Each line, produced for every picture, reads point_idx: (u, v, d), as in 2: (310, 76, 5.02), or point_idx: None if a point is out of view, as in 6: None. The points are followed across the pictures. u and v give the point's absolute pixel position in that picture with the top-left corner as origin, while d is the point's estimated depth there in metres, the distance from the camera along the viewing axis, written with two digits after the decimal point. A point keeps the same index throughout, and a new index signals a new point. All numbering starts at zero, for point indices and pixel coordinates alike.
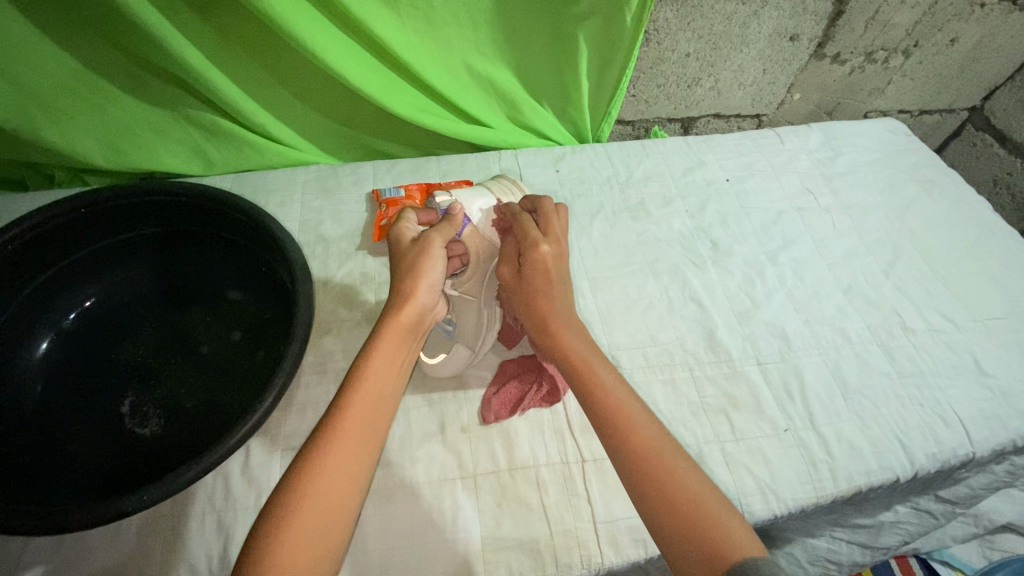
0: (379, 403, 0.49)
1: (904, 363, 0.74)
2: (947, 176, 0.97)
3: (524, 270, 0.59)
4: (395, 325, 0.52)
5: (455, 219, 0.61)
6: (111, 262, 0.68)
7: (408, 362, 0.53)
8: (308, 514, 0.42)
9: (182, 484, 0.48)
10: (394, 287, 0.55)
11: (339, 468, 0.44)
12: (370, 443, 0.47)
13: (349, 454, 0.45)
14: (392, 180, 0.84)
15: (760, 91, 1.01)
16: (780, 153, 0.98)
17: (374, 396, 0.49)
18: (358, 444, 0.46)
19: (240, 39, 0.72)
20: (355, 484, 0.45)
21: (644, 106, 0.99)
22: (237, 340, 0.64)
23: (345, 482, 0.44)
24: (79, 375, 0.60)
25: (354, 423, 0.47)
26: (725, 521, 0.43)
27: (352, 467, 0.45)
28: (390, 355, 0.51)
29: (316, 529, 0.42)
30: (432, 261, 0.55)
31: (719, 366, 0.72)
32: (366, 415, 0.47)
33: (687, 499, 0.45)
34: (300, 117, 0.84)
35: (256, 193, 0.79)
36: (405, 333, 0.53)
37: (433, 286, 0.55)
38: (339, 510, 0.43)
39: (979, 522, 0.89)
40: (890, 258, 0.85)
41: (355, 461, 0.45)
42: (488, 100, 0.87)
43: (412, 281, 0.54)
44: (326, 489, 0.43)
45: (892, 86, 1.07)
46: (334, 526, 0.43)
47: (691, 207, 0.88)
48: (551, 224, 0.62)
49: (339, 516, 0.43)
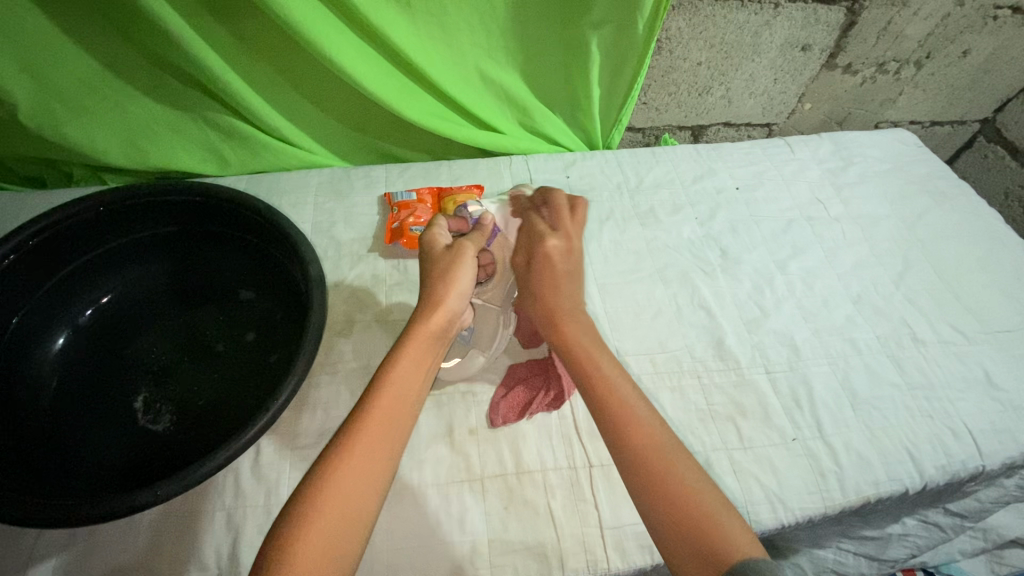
0: (407, 401, 0.50)
1: (913, 374, 0.74)
2: (959, 188, 0.97)
3: (532, 259, 0.63)
4: (425, 326, 0.54)
5: (486, 229, 0.65)
6: (127, 261, 0.69)
7: (434, 364, 0.54)
8: (336, 505, 0.43)
9: (195, 480, 0.49)
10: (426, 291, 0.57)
11: (366, 461, 0.45)
12: (396, 439, 0.48)
13: (376, 450, 0.46)
14: (403, 183, 0.84)
15: (771, 100, 1.02)
16: (791, 162, 0.98)
17: (404, 395, 0.50)
18: (384, 441, 0.47)
19: (257, 43, 0.73)
20: (380, 477, 0.45)
21: (654, 114, 1.00)
22: (249, 340, 0.64)
23: (371, 474, 0.45)
24: (94, 371, 0.61)
25: (381, 419, 0.48)
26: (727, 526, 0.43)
27: (379, 461, 0.46)
28: (418, 355, 0.53)
29: (344, 518, 0.42)
30: (465, 269, 0.58)
31: (727, 374, 0.72)
32: (394, 414, 0.48)
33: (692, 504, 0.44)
34: (314, 120, 0.85)
35: (269, 195, 0.80)
36: (434, 336, 0.55)
37: (463, 293, 0.58)
38: (365, 502, 0.44)
39: (988, 536, 0.88)
40: (901, 268, 0.85)
41: (380, 459, 0.46)
42: (500, 106, 0.87)
43: (445, 286, 0.57)
44: (355, 482, 0.44)
45: (903, 97, 1.07)
46: (360, 518, 0.43)
47: (701, 215, 0.88)
48: (562, 220, 0.67)
49: (365, 508, 0.44)
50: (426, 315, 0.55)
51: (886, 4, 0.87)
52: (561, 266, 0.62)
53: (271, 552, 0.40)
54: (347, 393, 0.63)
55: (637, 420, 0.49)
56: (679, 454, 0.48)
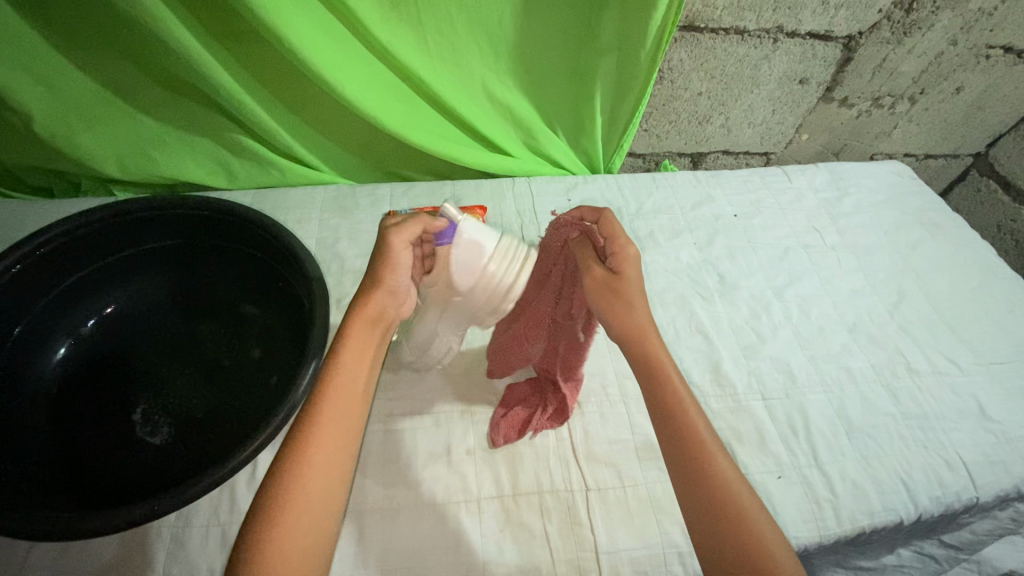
0: (352, 401, 0.50)
1: (907, 404, 0.75)
2: (952, 220, 0.99)
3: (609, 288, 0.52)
4: (362, 324, 0.53)
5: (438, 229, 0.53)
6: (132, 272, 0.69)
7: (375, 358, 0.53)
8: (302, 500, 0.44)
9: (187, 498, 0.48)
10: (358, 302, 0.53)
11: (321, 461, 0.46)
12: (347, 435, 0.49)
13: (331, 450, 0.47)
14: (407, 202, 0.86)
15: (769, 130, 1.04)
16: (788, 191, 1.00)
17: (347, 393, 0.50)
18: (336, 440, 0.48)
19: (269, 66, 0.74)
20: (338, 474, 0.47)
21: (655, 140, 1.02)
22: (252, 355, 0.64)
23: (331, 471, 0.47)
24: (94, 382, 0.60)
25: (329, 421, 0.48)
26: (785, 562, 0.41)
27: (331, 478, 0.46)
28: (358, 354, 0.52)
29: (309, 517, 0.44)
30: (394, 264, 0.54)
31: (724, 400, 0.72)
32: (340, 414, 0.48)
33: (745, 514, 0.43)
34: (322, 138, 0.86)
35: (275, 210, 0.81)
36: (372, 328, 0.53)
37: (393, 291, 0.54)
38: (328, 492, 0.46)
39: (983, 568, 0.86)
40: (895, 298, 0.87)
41: (336, 455, 0.47)
42: (505, 128, 0.89)
43: (372, 282, 0.54)
44: (315, 482, 0.45)
45: (898, 130, 1.10)
46: (322, 514, 0.45)
47: (700, 240, 0.90)
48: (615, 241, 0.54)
49: (325, 505, 0.46)
50: (364, 311, 0.53)
51: (881, 42, 0.90)
52: (638, 274, 0.53)
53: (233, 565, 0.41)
54: None
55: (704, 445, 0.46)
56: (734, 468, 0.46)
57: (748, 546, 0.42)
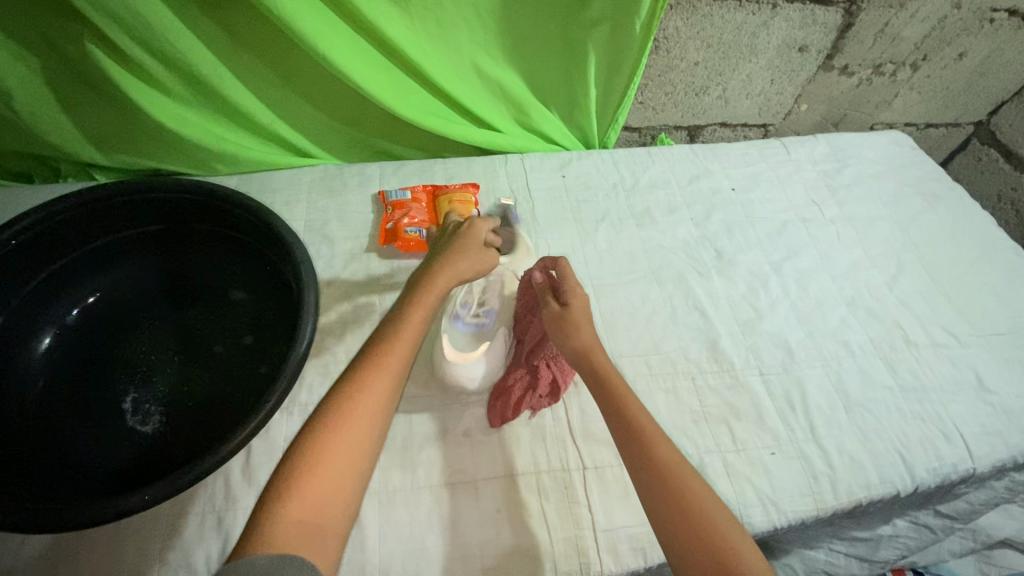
0: (415, 341, 0.50)
1: (906, 377, 0.74)
2: (952, 190, 0.97)
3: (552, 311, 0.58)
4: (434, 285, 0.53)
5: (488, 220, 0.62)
6: (114, 258, 0.66)
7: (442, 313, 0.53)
8: (356, 416, 0.45)
9: (181, 487, 0.47)
10: (438, 262, 0.55)
11: (380, 392, 0.46)
12: (400, 385, 0.48)
13: (391, 383, 0.47)
14: (397, 181, 0.84)
15: (767, 101, 1.01)
16: (786, 163, 0.98)
17: (413, 336, 0.50)
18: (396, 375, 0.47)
19: (250, 40, 0.72)
20: (390, 406, 0.47)
21: (651, 113, 0.99)
22: (244, 342, 0.62)
23: (384, 401, 0.46)
24: (83, 372, 0.59)
25: (393, 356, 0.48)
26: (714, 511, 0.47)
27: (382, 410, 0.46)
28: (430, 304, 0.52)
29: (356, 443, 0.44)
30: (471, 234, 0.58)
31: (721, 376, 0.71)
32: (405, 355, 0.49)
33: (700, 513, 0.46)
34: (308, 118, 0.83)
35: (261, 192, 0.79)
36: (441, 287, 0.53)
37: (467, 256, 0.56)
38: (377, 422, 0.46)
39: (977, 537, 0.86)
40: (894, 271, 0.86)
41: (394, 390, 0.47)
42: (497, 102, 0.87)
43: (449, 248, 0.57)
44: (366, 412, 0.46)
45: (899, 99, 1.07)
46: (369, 440, 0.45)
47: (697, 215, 0.88)
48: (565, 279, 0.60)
49: (376, 434, 0.46)
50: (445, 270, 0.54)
51: (883, 7, 0.87)
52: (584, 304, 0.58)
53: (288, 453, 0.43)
54: None
55: (639, 417, 0.51)
56: (685, 468, 0.49)
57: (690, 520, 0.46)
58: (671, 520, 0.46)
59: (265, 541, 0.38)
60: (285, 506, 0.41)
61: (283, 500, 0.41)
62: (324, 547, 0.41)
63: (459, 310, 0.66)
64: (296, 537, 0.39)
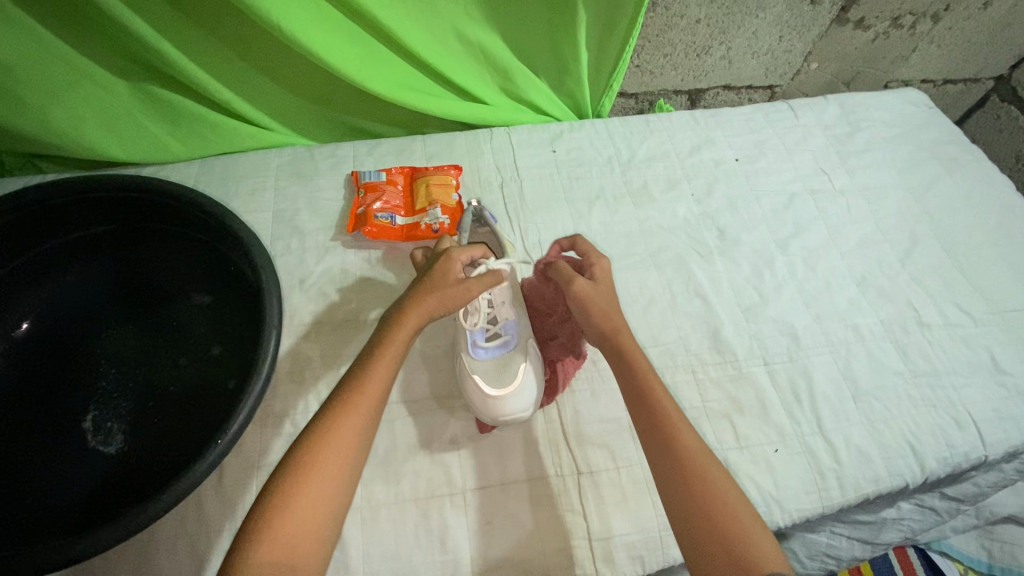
0: (387, 379, 0.49)
1: (918, 362, 0.70)
2: (971, 154, 0.91)
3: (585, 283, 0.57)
4: (408, 319, 0.52)
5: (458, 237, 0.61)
6: (66, 262, 0.60)
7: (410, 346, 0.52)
8: (327, 458, 0.44)
9: (141, 523, 0.44)
10: (419, 291, 0.53)
11: (351, 432, 0.46)
12: (372, 423, 0.48)
13: (363, 422, 0.47)
14: (373, 163, 0.77)
15: (775, 60, 0.93)
16: (794, 129, 0.91)
17: (385, 374, 0.49)
18: (369, 413, 0.47)
19: (201, 10, 0.64)
20: (361, 445, 0.47)
21: (648, 77, 0.91)
22: (211, 354, 0.58)
23: (357, 441, 0.46)
24: (38, 390, 0.55)
25: (365, 395, 0.48)
26: (738, 504, 0.44)
27: (354, 450, 0.46)
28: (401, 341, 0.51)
29: (329, 484, 0.44)
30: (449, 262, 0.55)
31: (723, 368, 0.68)
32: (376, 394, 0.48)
33: (717, 501, 0.44)
34: (273, 95, 0.76)
35: (224, 180, 0.73)
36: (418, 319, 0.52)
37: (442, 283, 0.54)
38: (348, 461, 0.45)
39: (980, 514, 0.84)
40: (908, 245, 0.81)
41: (365, 429, 0.47)
42: (480, 71, 0.79)
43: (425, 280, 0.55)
44: (342, 451, 0.45)
45: (917, 54, 0.99)
46: (343, 480, 0.45)
47: (698, 190, 0.82)
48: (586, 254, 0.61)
49: (349, 475, 0.45)
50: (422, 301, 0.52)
51: None
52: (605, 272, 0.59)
53: (262, 502, 0.42)
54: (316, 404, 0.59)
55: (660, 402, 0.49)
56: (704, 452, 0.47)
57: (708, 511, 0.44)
58: (688, 505, 0.44)
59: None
60: (259, 547, 0.40)
61: (257, 542, 0.40)
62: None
63: (476, 335, 0.58)
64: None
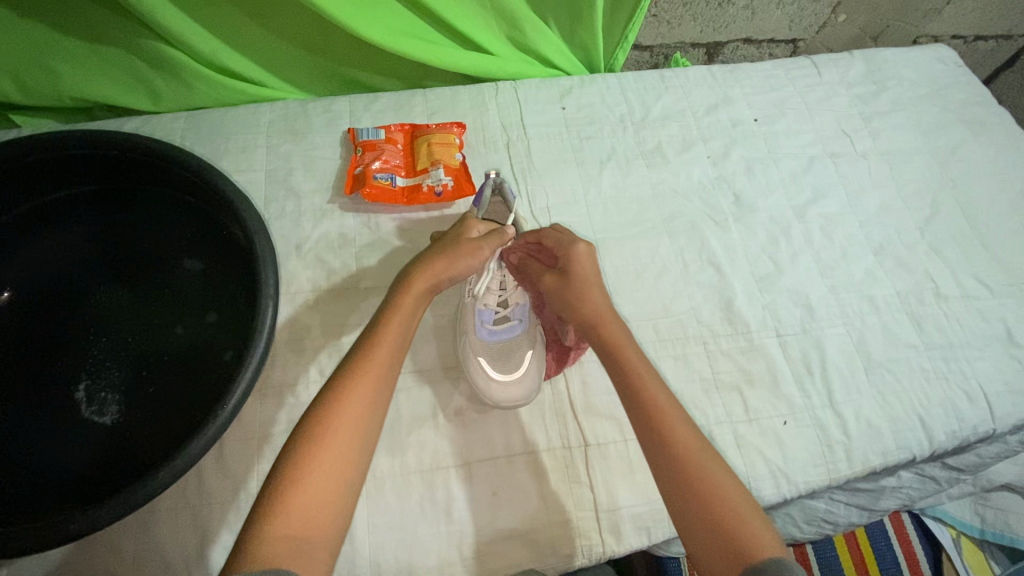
0: (394, 349, 0.47)
1: (932, 334, 0.69)
2: (1001, 116, 0.86)
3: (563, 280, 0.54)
4: (417, 282, 0.51)
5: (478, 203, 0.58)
6: (45, 224, 0.57)
7: (414, 317, 0.50)
8: (336, 429, 0.42)
9: (136, 503, 0.42)
10: (428, 255, 0.52)
11: (363, 397, 0.44)
12: (382, 392, 0.46)
13: (373, 392, 0.45)
14: (371, 119, 0.73)
15: (800, 11, 0.87)
16: (817, 87, 0.86)
17: (393, 344, 0.47)
18: (377, 383, 0.45)
19: None
20: (372, 416, 0.44)
21: (665, 28, 0.86)
22: (205, 324, 0.56)
23: (366, 412, 0.44)
24: (26, 359, 0.53)
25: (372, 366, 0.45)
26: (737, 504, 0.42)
27: (364, 421, 0.44)
28: (406, 314, 0.49)
29: (342, 451, 0.42)
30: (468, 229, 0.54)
31: (735, 339, 0.66)
32: (383, 364, 0.46)
33: (716, 502, 0.42)
34: (261, 41, 0.71)
35: (212, 136, 0.69)
36: (424, 291, 0.51)
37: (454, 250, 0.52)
38: (358, 432, 0.43)
39: (977, 481, 0.83)
40: (928, 213, 0.77)
41: (374, 400, 0.45)
42: (485, 18, 0.73)
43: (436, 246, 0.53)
44: (350, 421, 0.43)
45: (951, 6, 0.92)
46: (359, 445, 0.43)
47: (714, 153, 0.78)
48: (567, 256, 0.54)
49: (364, 440, 0.43)
50: (425, 272, 0.51)
51: None
52: (590, 264, 0.54)
53: (273, 477, 0.41)
54: (317, 375, 0.57)
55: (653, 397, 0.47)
56: (704, 448, 0.45)
57: (707, 511, 0.41)
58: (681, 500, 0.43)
59: (251, 559, 0.36)
60: (275, 521, 0.38)
61: (272, 515, 0.38)
62: (314, 563, 0.38)
63: (483, 316, 0.58)
64: (283, 552, 0.37)
